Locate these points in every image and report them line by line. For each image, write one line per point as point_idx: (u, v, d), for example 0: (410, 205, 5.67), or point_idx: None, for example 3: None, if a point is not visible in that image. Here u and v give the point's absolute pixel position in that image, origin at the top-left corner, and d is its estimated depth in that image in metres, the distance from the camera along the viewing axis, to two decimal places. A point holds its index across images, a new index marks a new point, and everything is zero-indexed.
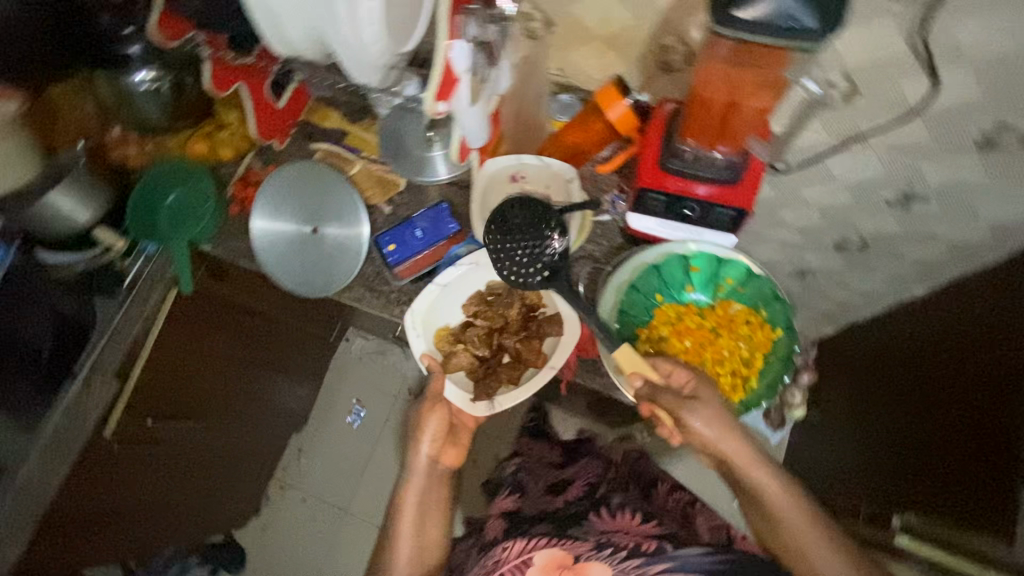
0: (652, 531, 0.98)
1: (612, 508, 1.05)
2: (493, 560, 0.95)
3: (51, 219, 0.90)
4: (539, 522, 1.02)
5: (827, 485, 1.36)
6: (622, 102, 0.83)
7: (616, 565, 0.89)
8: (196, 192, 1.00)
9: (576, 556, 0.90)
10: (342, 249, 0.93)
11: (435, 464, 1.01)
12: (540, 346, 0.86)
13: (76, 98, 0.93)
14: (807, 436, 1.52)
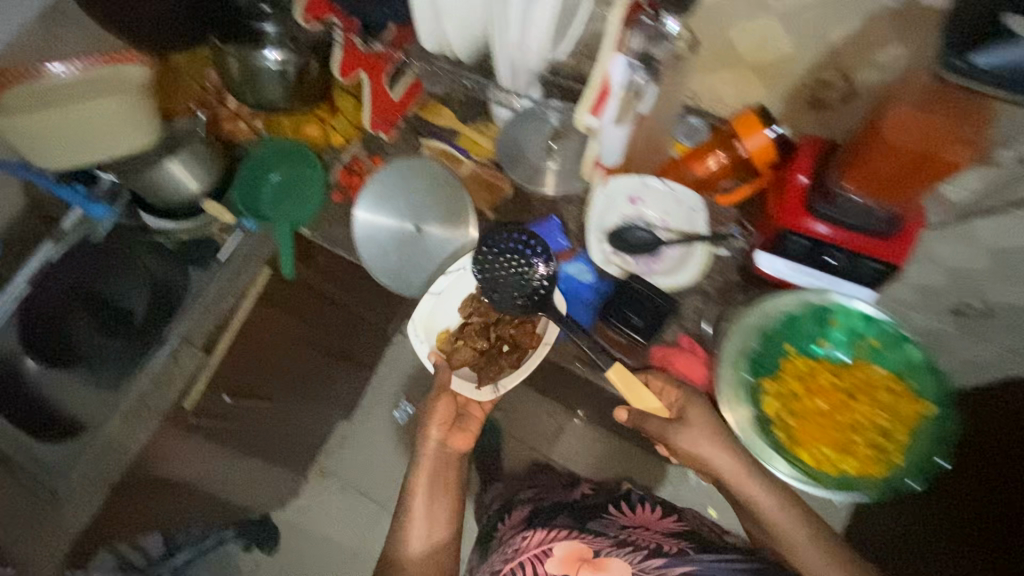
0: (679, 527, 0.82)
1: (634, 501, 0.90)
2: (512, 548, 0.79)
3: (159, 187, 0.92)
4: (556, 512, 0.86)
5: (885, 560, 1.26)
6: (765, 133, 0.79)
7: (640, 562, 0.70)
8: (298, 173, 0.99)
9: (596, 549, 0.73)
10: (443, 251, 0.93)
11: (444, 446, 0.89)
12: (533, 327, 0.85)
13: (202, 67, 0.99)
14: None
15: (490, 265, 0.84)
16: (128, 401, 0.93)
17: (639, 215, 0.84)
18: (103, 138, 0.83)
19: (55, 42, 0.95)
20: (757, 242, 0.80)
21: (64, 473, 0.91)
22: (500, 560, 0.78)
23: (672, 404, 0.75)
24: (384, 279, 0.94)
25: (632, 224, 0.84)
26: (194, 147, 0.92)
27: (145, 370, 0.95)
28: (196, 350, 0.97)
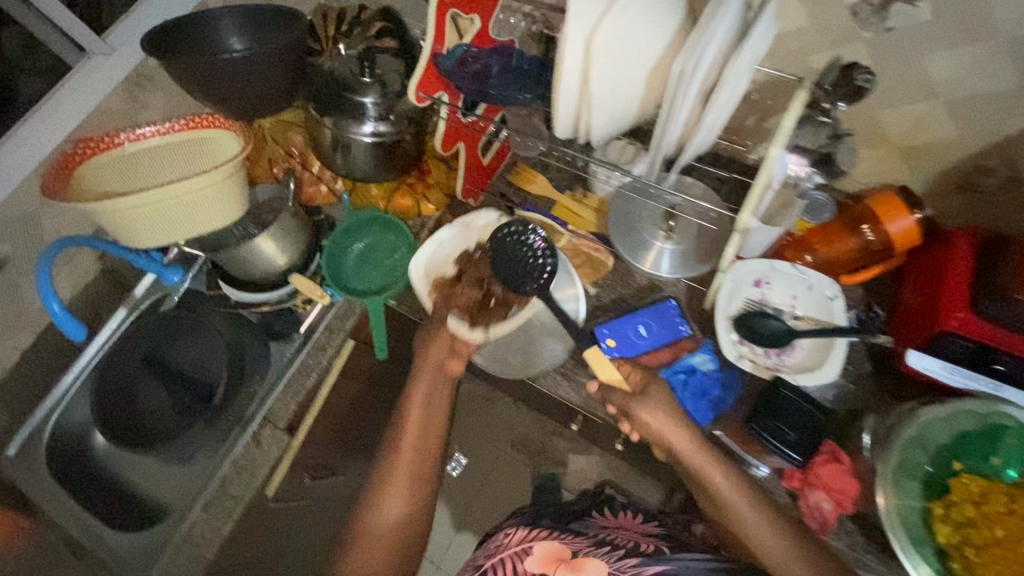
0: (656, 530, 0.84)
1: (617, 508, 0.94)
2: (495, 545, 0.82)
3: (246, 262, 0.88)
4: (544, 520, 0.89)
5: None
6: (911, 218, 0.73)
7: (614, 563, 0.74)
8: (388, 243, 0.96)
9: (573, 551, 0.76)
10: (547, 329, 0.85)
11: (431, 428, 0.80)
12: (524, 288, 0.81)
13: (290, 131, 0.97)
14: None
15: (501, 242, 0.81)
16: (209, 489, 0.88)
17: (765, 298, 0.79)
18: (199, 217, 0.80)
19: (138, 107, 0.91)
20: (905, 338, 0.73)
21: (145, 567, 0.85)
22: (481, 557, 0.82)
23: (635, 382, 0.74)
24: (478, 359, 0.85)
25: (761, 311, 0.77)
26: (282, 220, 0.88)
27: (226, 456, 0.89)
28: (279, 430, 0.92)
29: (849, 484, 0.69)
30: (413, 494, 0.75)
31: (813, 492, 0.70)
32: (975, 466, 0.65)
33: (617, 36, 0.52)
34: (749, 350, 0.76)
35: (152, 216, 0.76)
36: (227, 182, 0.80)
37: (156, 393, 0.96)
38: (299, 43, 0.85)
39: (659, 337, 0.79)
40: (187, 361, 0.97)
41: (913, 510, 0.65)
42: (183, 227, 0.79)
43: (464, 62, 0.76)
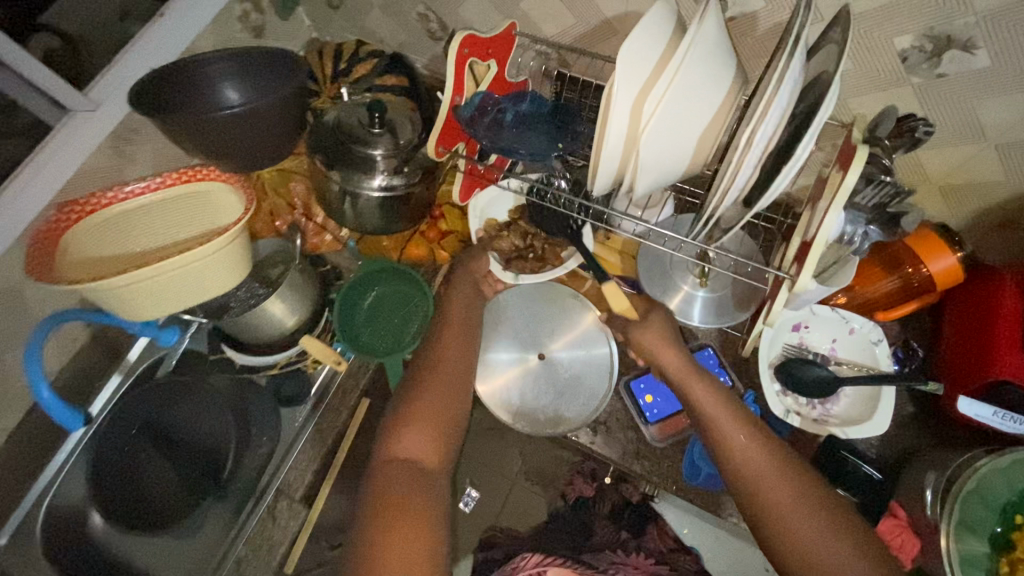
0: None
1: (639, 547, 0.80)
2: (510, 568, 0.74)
3: (254, 326, 0.83)
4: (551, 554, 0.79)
5: None
6: (955, 256, 0.71)
7: None
8: (399, 292, 0.90)
9: None
10: (576, 382, 0.82)
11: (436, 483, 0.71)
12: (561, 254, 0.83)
13: (289, 180, 0.92)
14: None
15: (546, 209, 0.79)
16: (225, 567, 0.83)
17: (804, 344, 0.76)
18: (206, 288, 0.76)
19: (123, 162, 0.87)
20: (954, 383, 0.70)
21: None
22: None
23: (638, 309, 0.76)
24: (505, 416, 0.81)
25: (803, 358, 0.74)
26: (290, 278, 0.83)
27: (241, 530, 0.85)
28: (297, 503, 0.87)
29: (907, 540, 0.67)
30: (434, 451, 0.66)
31: None
32: None
33: (675, 98, 0.50)
34: (796, 399, 0.74)
35: (158, 290, 0.72)
36: (233, 247, 0.76)
37: (158, 467, 0.88)
38: (299, 91, 0.79)
39: None
40: (189, 430, 0.89)
41: (979, 566, 0.63)
42: (190, 296, 0.76)
43: (481, 110, 0.71)
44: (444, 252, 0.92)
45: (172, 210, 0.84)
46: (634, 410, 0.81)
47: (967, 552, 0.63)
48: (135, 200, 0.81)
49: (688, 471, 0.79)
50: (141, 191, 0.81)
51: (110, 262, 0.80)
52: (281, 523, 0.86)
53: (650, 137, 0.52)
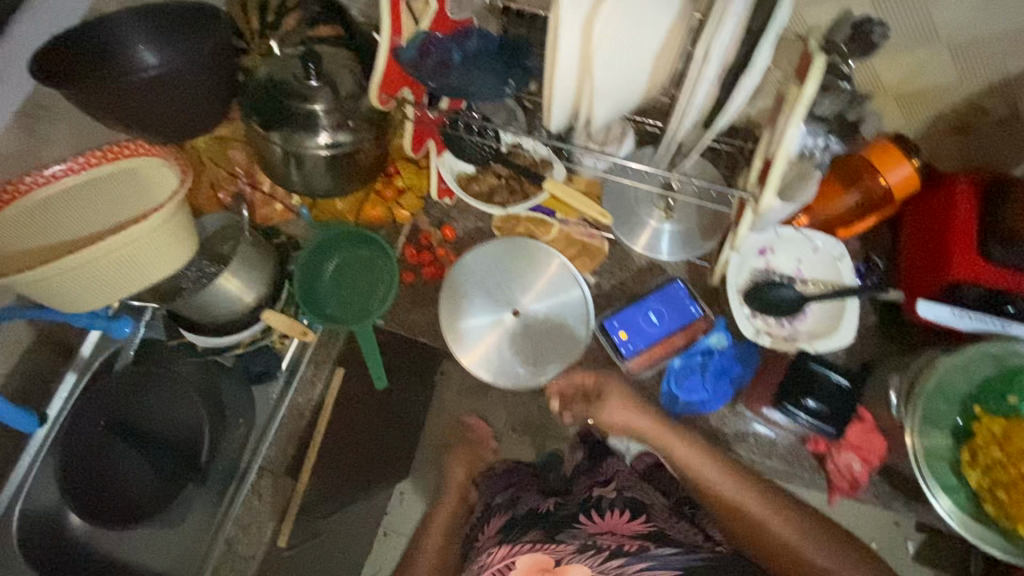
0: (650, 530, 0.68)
1: (604, 503, 0.74)
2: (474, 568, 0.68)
3: (209, 308, 0.79)
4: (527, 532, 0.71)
5: None
6: (912, 164, 0.72)
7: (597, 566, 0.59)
8: (359, 260, 0.88)
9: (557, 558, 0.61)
10: (549, 334, 0.82)
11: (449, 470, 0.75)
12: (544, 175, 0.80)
13: (225, 149, 0.86)
14: None
15: (457, 138, 0.75)
16: (214, 554, 0.81)
17: (770, 268, 0.77)
18: (150, 273, 0.72)
19: (40, 143, 0.79)
20: (915, 291, 0.73)
21: None
22: None
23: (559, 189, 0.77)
24: (486, 376, 0.82)
25: (770, 281, 0.76)
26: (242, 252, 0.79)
27: (228, 515, 0.83)
28: (282, 478, 0.84)
29: (875, 442, 0.71)
30: None
31: (842, 454, 0.71)
32: (994, 407, 0.66)
33: (626, 17, 0.48)
34: (772, 322, 0.75)
35: (99, 280, 0.68)
36: (171, 226, 0.71)
37: (130, 465, 0.86)
38: (222, 46, 0.74)
39: (675, 323, 0.76)
40: (160, 423, 0.86)
41: (943, 459, 0.66)
42: (131, 283, 0.71)
43: (425, 51, 0.67)
44: (405, 212, 0.88)
45: (96, 193, 0.77)
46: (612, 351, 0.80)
47: (927, 446, 0.66)
48: (63, 186, 0.75)
49: (665, 401, 0.78)
50: (64, 174, 0.74)
51: (34, 253, 0.74)
52: (266, 500, 0.82)
53: (602, 60, 0.50)
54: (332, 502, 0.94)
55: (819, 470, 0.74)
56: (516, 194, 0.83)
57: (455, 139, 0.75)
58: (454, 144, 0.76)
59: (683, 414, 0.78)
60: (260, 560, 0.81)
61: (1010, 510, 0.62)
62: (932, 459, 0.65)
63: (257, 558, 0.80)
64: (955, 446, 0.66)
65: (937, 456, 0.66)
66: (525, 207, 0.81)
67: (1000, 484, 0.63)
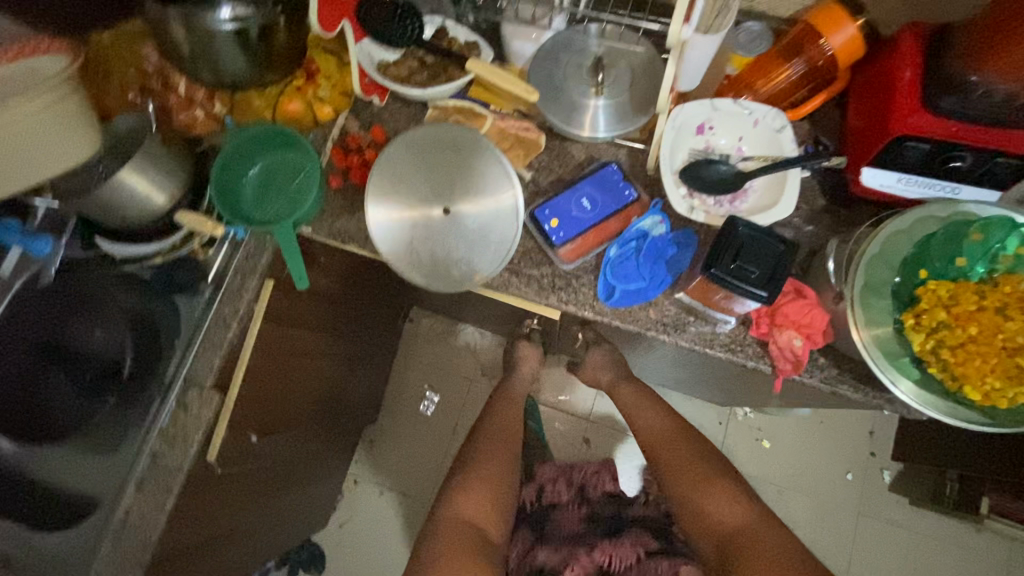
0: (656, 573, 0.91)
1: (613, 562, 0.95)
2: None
3: (119, 207, 0.75)
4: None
5: (935, 457, 1.27)
6: (854, 23, 0.67)
7: None
8: (282, 163, 0.82)
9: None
10: (480, 230, 0.77)
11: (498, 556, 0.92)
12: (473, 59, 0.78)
13: (132, 45, 0.81)
14: None
15: (374, 18, 0.75)
16: (139, 469, 0.77)
17: (709, 145, 0.72)
18: (41, 168, 0.70)
19: None
20: (860, 159, 0.68)
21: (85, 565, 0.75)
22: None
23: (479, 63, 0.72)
24: (419, 279, 0.79)
25: (708, 157, 0.71)
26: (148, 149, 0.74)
27: (151, 429, 0.79)
28: (208, 391, 0.80)
29: (817, 315, 0.67)
30: None
31: (783, 332, 0.67)
32: (941, 271, 0.60)
33: None
34: (708, 201, 0.71)
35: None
36: (59, 115, 0.68)
37: (58, 382, 0.85)
38: None
39: (608, 206, 0.72)
40: (88, 343, 0.85)
41: (884, 327, 0.62)
42: (23, 176, 0.69)
43: None
44: (327, 109, 0.82)
45: None
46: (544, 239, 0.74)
47: (863, 312, 0.62)
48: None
49: (602, 293, 0.74)
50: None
51: None
52: (194, 413, 0.79)
53: None
54: (266, 424, 0.91)
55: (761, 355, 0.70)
56: (441, 81, 0.78)
57: (372, 20, 0.75)
58: (372, 22, 0.75)
59: (620, 306, 0.74)
60: (186, 473, 0.77)
61: (957, 372, 0.58)
62: (869, 325, 0.62)
63: (183, 470, 0.76)
64: (899, 315, 0.62)
65: (875, 323, 0.62)
66: (446, 89, 0.76)
67: (944, 347, 0.58)
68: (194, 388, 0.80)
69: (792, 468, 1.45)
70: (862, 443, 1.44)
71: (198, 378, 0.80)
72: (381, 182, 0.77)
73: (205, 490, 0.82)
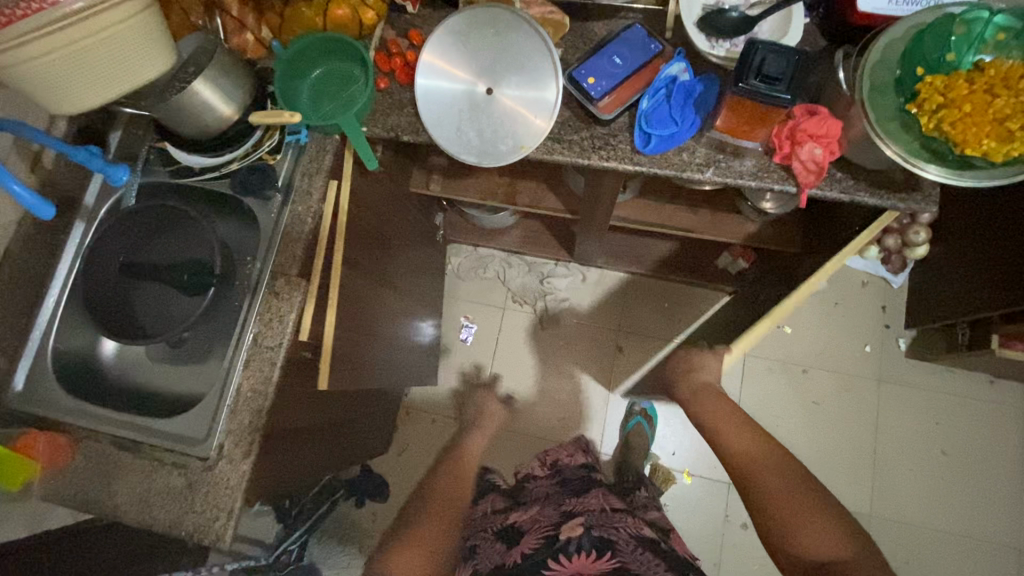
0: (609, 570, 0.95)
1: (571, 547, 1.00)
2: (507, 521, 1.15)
3: (195, 112, 0.83)
4: None
5: (944, 312, 1.37)
6: None
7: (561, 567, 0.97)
8: (339, 68, 0.91)
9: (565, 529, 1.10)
10: (523, 103, 0.86)
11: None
12: None
13: None
14: (922, 278, 1.47)
15: None
16: (242, 353, 0.86)
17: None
18: (109, 84, 0.78)
19: None
20: None
21: (205, 440, 0.83)
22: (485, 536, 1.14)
23: None
24: (470, 157, 0.88)
25: (720, 7, 0.80)
26: (218, 56, 0.82)
27: (247, 319, 0.87)
28: (294, 279, 0.88)
29: (832, 126, 0.76)
30: None
31: (804, 146, 0.77)
32: (935, 63, 0.70)
33: None
34: (727, 44, 0.80)
35: (47, 80, 0.73)
36: (124, 36, 0.74)
37: (155, 292, 0.93)
38: None
39: (636, 61, 0.82)
40: (172, 255, 0.91)
41: (889, 119, 0.73)
42: (86, 90, 0.77)
43: None
44: (370, 13, 0.91)
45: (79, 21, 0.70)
46: (581, 99, 0.84)
47: (869, 110, 0.73)
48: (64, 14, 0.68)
49: (639, 143, 0.83)
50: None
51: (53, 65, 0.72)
52: (284, 297, 0.87)
53: None
54: (345, 320, 0.99)
55: (787, 173, 0.80)
56: None
57: None
58: None
59: (657, 152, 0.83)
60: (284, 350, 0.86)
61: (957, 141, 0.67)
62: (877, 119, 0.72)
63: (283, 346, 0.86)
64: (901, 107, 0.72)
65: (882, 116, 0.72)
66: None
67: (945, 123, 0.68)
68: (277, 279, 0.88)
69: (815, 349, 1.54)
70: (876, 316, 1.54)
71: (281, 269, 0.89)
72: (431, 68, 0.87)
73: (299, 374, 0.92)
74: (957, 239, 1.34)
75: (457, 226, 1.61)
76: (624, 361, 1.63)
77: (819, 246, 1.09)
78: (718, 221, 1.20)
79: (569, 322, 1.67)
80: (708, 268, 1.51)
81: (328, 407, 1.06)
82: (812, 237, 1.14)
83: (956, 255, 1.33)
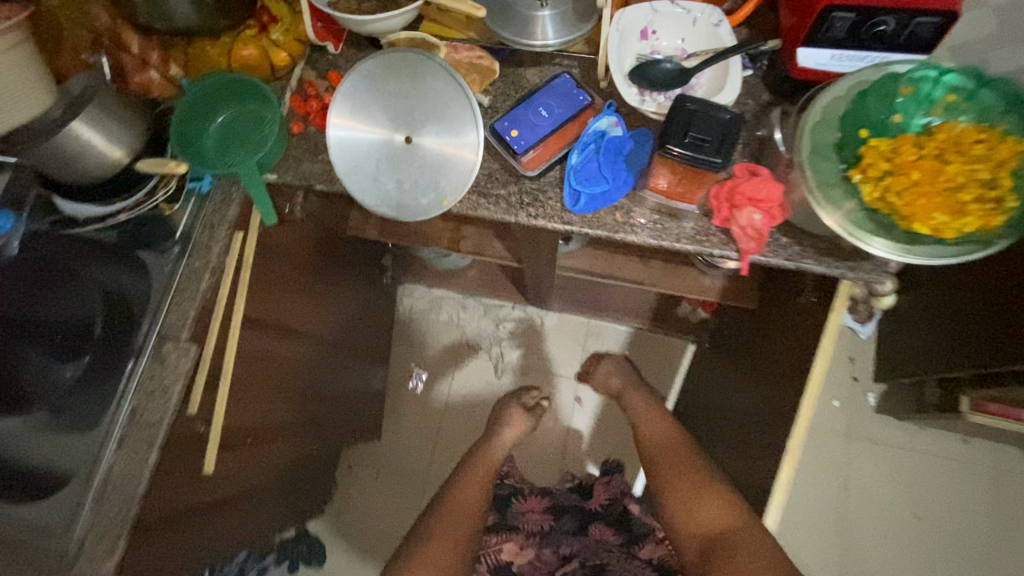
0: None
1: None
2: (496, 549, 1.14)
3: (69, 159, 0.74)
4: None
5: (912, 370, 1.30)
6: None
7: None
8: (246, 112, 0.84)
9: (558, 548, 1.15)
10: (443, 156, 0.78)
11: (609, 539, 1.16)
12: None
13: (78, 7, 0.81)
14: (890, 329, 1.41)
15: None
16: (119, 428, 0.76)
17: (654, 48, 0.76)
18: None
19: None
20: (790, 42, 0.71)
21: (65, 533, 0.72)
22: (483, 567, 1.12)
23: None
24: (388, 212, 0.81)
25: (652, 57, 0.75)
26: (99, 96, 0.74)
27: (126, 390, 0.77)
28: (184, 343, 0.78)
29: (772, 189, 0.70)
30: None
31: (743, 211, 0.70)
32: (880, 124, 0.63)
33: None
34: (660, 98, 0.74)
35: None
36: None
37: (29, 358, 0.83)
38: None
39: (563, 114, 0.76)
40: (62, 314, 0.85)
41: (833, 184, 0.65)
42: None
43: None
44: (283, 54, 0.84)
45: None
46: (505, 151, 0.77)
47: (811, 173, 0.66)
48: None
49: (568, 201, 0.76)
50: None
51: None
52: (171, 364, 0.77)
53: None
54: (251, 385, 0.89)
55: (726, 238, 0.73)
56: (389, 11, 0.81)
57: None
58: None
59: (588, 211, 0.76)
60: (170, 424, 0.76)
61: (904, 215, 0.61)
62: (821, 182, 0.65)
63: (165, 422, 0.75)
64: (844, 171, 0.65)
65: (825, 180, 0.66)
66: (391, 20, 0.78)
67: (890, 193, 0.61)
68: (165, 345, 0.78)
69: None
70: (842, 368, 1.47)
71: (170, 333, 0.79)
72: (342, 114, 0.79)
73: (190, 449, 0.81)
74: (925, 291, 1.27)
75: (407, 268, 1.53)
76: (583, 413, 1.54)
77: (778, 300, 1.00)
78: (671, 274, 1.13)
79: (526, 370, 1.57)
80: (667, 315, 1.44)
81: (237, 479, 0.96)
82: (767, 290, 1.07)
83: (927, 311, 1.25)
